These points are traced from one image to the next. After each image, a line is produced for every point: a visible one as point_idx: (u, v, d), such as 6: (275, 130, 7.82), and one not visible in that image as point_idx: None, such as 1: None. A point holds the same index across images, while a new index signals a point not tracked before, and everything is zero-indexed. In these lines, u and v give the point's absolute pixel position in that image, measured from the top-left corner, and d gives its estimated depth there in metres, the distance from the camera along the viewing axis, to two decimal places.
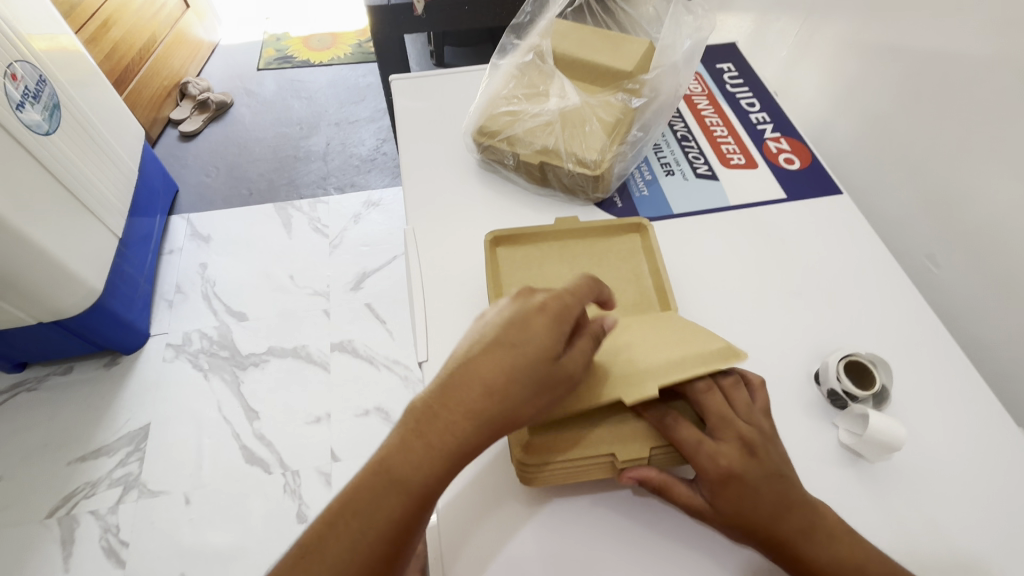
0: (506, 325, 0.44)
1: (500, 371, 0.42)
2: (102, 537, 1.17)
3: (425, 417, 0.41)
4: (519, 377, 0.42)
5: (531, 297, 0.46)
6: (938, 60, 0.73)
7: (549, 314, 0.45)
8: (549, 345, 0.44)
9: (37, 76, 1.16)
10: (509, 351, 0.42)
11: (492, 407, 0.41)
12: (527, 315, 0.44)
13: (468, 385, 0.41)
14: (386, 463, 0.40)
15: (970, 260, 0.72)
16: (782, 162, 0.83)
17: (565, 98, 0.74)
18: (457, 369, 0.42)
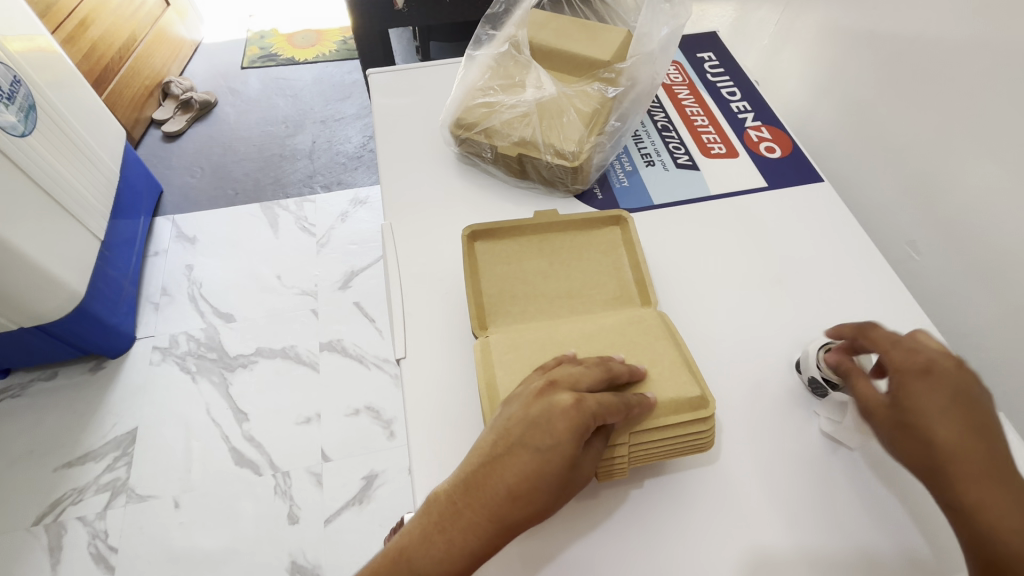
0: (527, 426, 0.45)
1: (520, 480, 0.44)
2: (91, 543, 1.15)
3: (450, 515, 0.45)
4: (538, 484, 0.44)
5: (554, 396, 0.46)
6: (919, 44, 0.73)
7: (574, 421, 0.44)
8: (569, 453, 0.44)
9: (11, 76, 1.14)
10: (529, 459, 0.44)
11: (513, 513, 0.44)
12: (549, 418, 0.44)
13: (490, 490, 0.44)
14: (409, 553, 0.44)
15: (952, 246, 0.72)
16: (764, 151, 0.82)
17: (542, 89, 0.73)
18: (483, 472, 0.45)
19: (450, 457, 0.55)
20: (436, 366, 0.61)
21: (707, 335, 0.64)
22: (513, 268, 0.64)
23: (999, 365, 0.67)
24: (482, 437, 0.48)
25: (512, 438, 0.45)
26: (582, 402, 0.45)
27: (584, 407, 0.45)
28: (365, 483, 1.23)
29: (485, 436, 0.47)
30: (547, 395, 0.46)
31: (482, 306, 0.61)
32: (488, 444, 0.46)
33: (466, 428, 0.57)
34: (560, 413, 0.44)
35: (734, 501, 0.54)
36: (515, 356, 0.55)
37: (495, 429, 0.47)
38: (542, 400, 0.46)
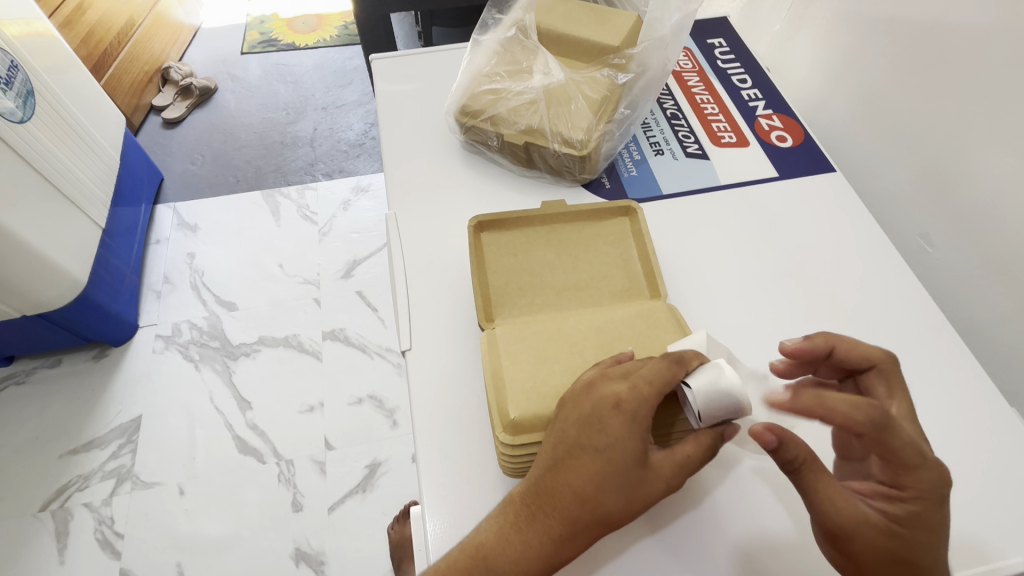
0: (584, 423, 0.45)
1: (584, 481, 0.44)
2: (97, 529, 1.16)
3: (525, 518, 0.45)
4: (608, 485, 0.44)
5: (603, 388, 0.46)
6: (936, 31, 0.71)
7: (627, 414, 0.44)
8: (630, 449, 0.44)
9: (8, 61, 1.12)
10: (592, 459, 0.44)
11: (584, 515, 0.44)
12: (604, 415, 0.45)
13: (557, 491, 0.45)
14: (486, 550, 0.45)
15: (966, 239, 0.70)
16: (774, 140, 0.81)
17: (550, 75, 0.71)
18: (548, 473, 0.45)
19: (453, 445, 0.55)
20: (441, 358, 0.60)
21: (716, 328, 0.63)
22: (521, 258, 0.63)
23: (1010, 359, 0.66)
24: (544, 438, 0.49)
25: (569, 438, 0.45)
26: (633, 391, 0.44)
27: (635, 397, 0.44)
28: (368, 471, 1.23)
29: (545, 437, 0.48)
30: (596, 388, 0.46)
31: (489, 297, 0.60)
32: (550, 447, 0.46)
33: (472, 419, 0.56)
34: (613, 408, 0.44)
35: (737, 495, 0.54)
36: (521, 345, 0.54)
37: (553, 429, 0.47)
38: (593, 394, 0.46)
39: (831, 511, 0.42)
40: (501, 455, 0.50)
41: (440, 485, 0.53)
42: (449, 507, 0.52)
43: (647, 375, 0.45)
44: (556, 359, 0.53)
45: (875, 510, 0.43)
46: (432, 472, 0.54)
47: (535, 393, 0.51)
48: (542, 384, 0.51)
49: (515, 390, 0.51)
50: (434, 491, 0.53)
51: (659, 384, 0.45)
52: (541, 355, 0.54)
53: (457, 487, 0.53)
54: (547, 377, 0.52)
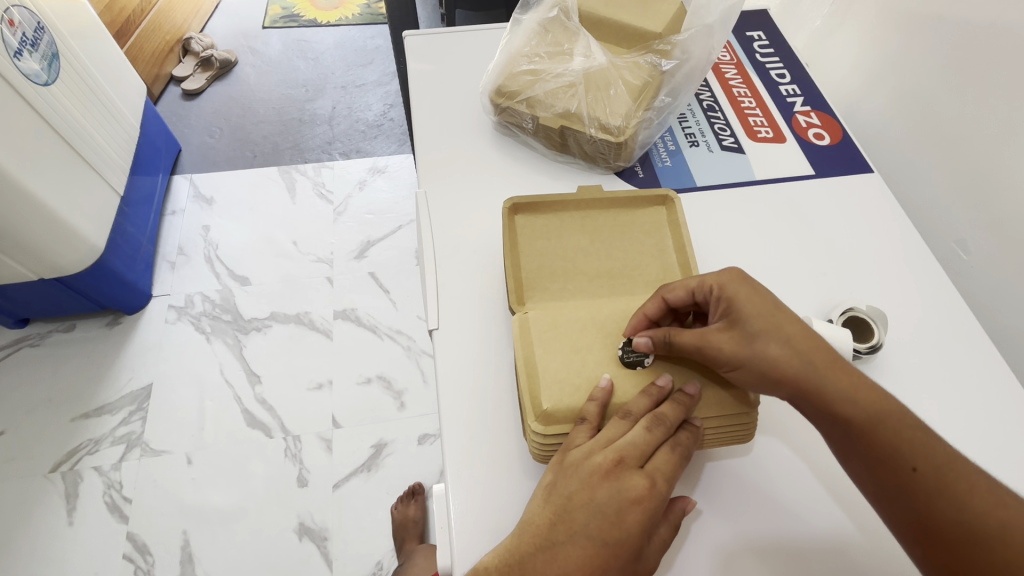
0: (596, 515, 0.45)
1: (586, 565, 0.44)
2: (105, 493, 1.18)
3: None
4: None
5: (623, 478, 0.46)
6: (988, 33, 0.69)
7: (643, 511, 0.45)
8: (636, 544, 0.44)
9: (35, 22, 1.11)
10: (596, 547, 0.44)
11: None
12: (620, 506, 0.45)
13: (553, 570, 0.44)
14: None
15: (1004, 248, 0.69)
16: (812, 137, 0.79)
17: (590, 58, 0.70)
18: (546, 553, 0.44)
19: (479, 424, 0.55)
20: (469, 339, 0.60)
21: None
22: (554, 245, 0.62)
23: None
24: (535, 509, 0.47)
25: (578, 523, 0.45)
26: (652, 486, 0.46)
27: (653, 497, 0.45)
28: (374, 451, 1.24)
29: (542, 512, 0.46)
30: (615, 476, 0.46)
31: (521, 281, 0.60)
32: (547, 526, 0.45)
33: (496, 401, 0.56)
34: (632, 502, 0.45)
35: (763, 485, 0.55)
36: (553, 333, 0.54)
37: (555, 506, 0.46)
38: (610, 484, 0.45)
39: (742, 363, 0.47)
40: (532, 440, 0.51)
41: (463, 462, 0.53)
42: (471, 482, 0.52)
43: (662, 470, 0.46)
44: (587, 350, 0.53)
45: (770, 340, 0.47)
46: (456, 449, 0.54)
47: (568, 383, 0.51)
48: (572, 375, 0.51)
49: (547, 378, 0.51)
50: (457, 466, 0.53)
51: (673, 482, 0.46)
52: (571, 344, 0.53)
53: (484, 464, 0.53)
54: (579, 368, 0.52)
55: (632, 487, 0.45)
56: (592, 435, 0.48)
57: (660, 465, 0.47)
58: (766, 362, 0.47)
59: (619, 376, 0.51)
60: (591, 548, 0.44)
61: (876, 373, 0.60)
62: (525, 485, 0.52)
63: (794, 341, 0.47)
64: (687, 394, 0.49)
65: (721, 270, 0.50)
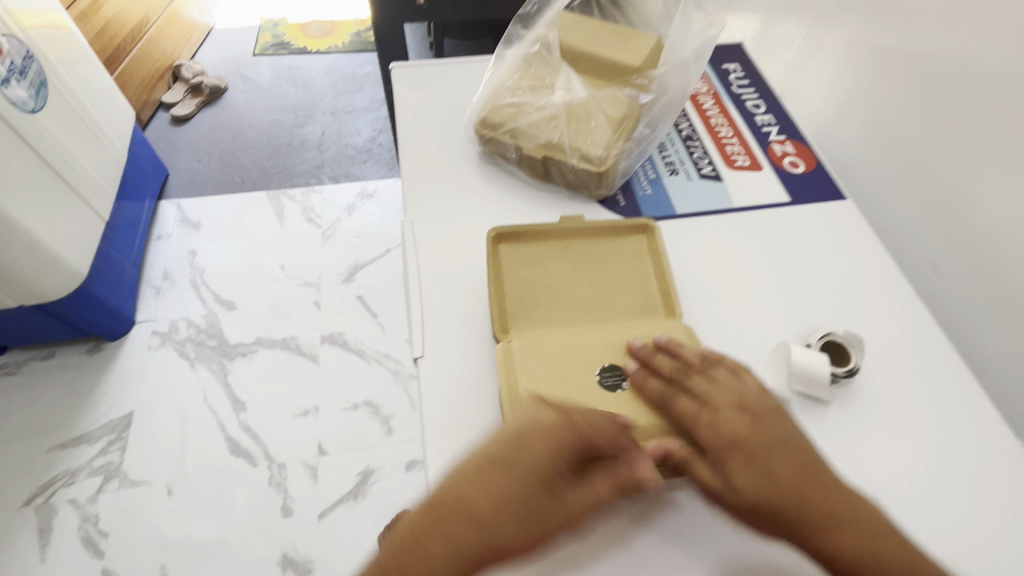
0: (518, 443, 0.45)
1: (539, 501, 0.44)
2: (81, 527, 1.14)
3: (471, 521, 0.42)
4: (527, 500, 0.43)
5: (542, 413, 0.47)
6: (949, 68, 0.72)
7: (562, 436, 0.46)
8: (557, 463, 0.45)
9: (24, 51, 1.12)
10: (519, 474, 0.44)
11: (501, 532, 0.42)
12: (540, 433, 0.46)
13: (511, 504, 0.43)
14: (433, 557, 0.41)
15: (974, 272, 0.71)
16: (787, 165, 0.82)
17: (572, 92, 0.73)
18: (500, 481, 0.44)
19: (463, 454, 0.55)
20: (453, 367, 0.60)
21: (728, 348, 0.63)
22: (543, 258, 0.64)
23: (1018, 393, 0.66)
24: (486, 447, 0.46)
25: (529, 450, 0.45)
26: (569, 416, 0.47)
27: (594, 435, 0.47)
28: (361, 477, 1.22)
29: (498, 448, 0.45)
30: (563, 412, 0.47)
31: (505, 310, 0.60)
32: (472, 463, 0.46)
33: (480, 430, 0.56)
34: (552, 430, 0.46)
35: None
36: (537, 361, 0.55)
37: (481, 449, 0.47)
38: (530, 419, 0.47)
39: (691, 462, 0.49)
40: None
41: None
42: None
43: (582, 411, 0.48)
44: (569, 378, 0.53)
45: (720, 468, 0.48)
46: (438, 479, 0.53)
47: None
48: (553, 402, 0.52)
49: None
50: None
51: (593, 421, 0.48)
52: (553, 372, 0.54)
53: None
54: (562, 396, 0.52)
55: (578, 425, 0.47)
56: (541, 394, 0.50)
57: (592, 416, 0.49)
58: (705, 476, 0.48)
59: (601, 403, 0.52)
60: (515, 475, 0.44)
61: (856, 397, 0.61)
62: None
63: (746, 479, 0.47)
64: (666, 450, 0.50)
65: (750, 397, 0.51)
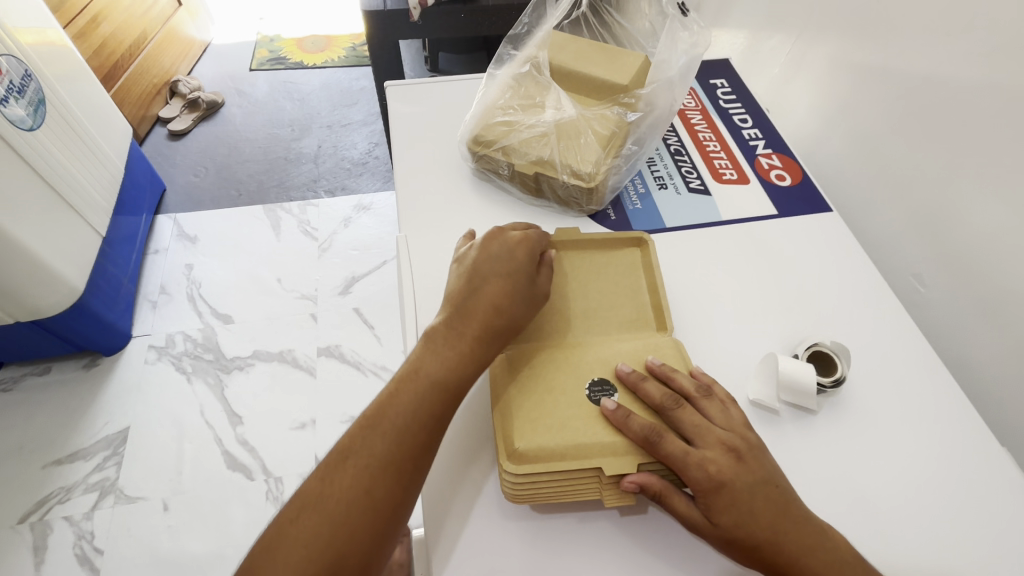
0: (496, 259, 0.58)
1: (502, 298, 0.55)
2: (76, 545, 1.13)
3: (453, 336, 0.53)
4: (518, 296, 0.56)
5: (506, 237, 0.60)
6: (927, 83, 0.75)
7: (526, 248, 0.59)
8: (529, 268, 0.58)
9: (23, 70, 1.14)
10: (504, 278, 0.57)
11: (501, 322, 0.55)
12: (512, 248, 0.59)
13: (480, 310, 0.54)
14: (424, 371, 0.51)
15: (956, 282, 0.73)
16: (774, 179, 0.84)
17: (561, 111, 0.74)
18: (469, 298, 0.55)
19: (458, 467, 0.56)
20: None
21: (718, 360, 0.65)
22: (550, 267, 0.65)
23: (1003, 399, 0.68)
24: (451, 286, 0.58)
25: (486, 271, 0.57)
26: (528, 237, 0.61)
27: (531, 238, 0.61)
28: None
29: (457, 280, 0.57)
30: (500, 236, 0.60)
31: None
32: (458, 289, 0.57)
33: (475, 443, 0.57)
34: (518, 245, 0.59)
35: None
36: (530, 374, 0.56)
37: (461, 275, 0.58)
38: (499, 241, 0.60)
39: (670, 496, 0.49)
40: (504, 480, 0.51)
41: (439, 505, 0.53)
42: (448, 526, 0.52)
43: (533, 232, 0.62)
44: (559, 390, 0.55)
45: (699, 504, 0.48)
46: (433, 491, 0.54)
47: (539, 422, 0.53)
48: (542, 414, 0.53)
49: (519, 418, 0.53)
50: (433, 510, 0.53)
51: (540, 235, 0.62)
52: (544, 385, 0.55)
53: (462, 508, 0.53)
54: (552, 408, 0.54)
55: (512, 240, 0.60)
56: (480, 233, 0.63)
57: (521, 237, 0.60)
58: (683, 509, 0.48)
59: (590, 416, 0.53)
60: (504, 280, 0.56)
61: (843, 406, 0.62)
62: (503, 526, 0.53)
63: (724, 518, 0.47)
64: (649, 479, 0.49)
65: (737, 438, 0.50)
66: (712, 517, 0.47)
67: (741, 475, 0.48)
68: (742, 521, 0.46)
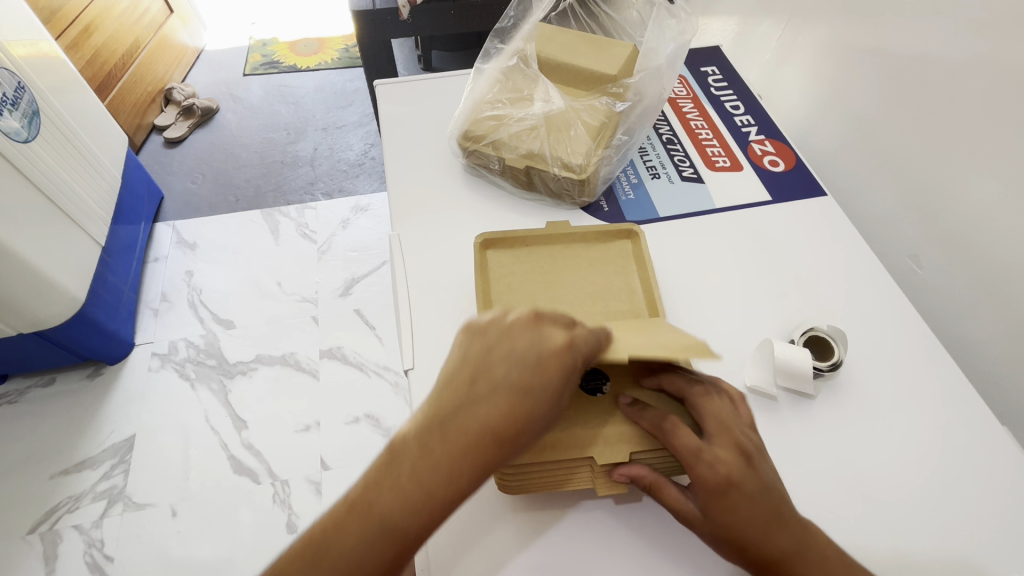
0: (517, 365, 0.41)
1: (506, 426, 0.40)
2: (86, 553, 1.14)
3: (427, 464, 0.38)
4: (530, 426, 0.41)
5: (541, 332, 0.43)
6: (918, 62, 0.74)
7: (564, 359, 0.42)
8: (558, 389, 0.42)
9: (15, 82, 1.14)
10: (519, 398, 0.40)
11: (497, 456, 0.40)
12: (541, 355, 0.42)
13: (471, 436, 0.39)
14: (379, 509, 0.37)
15: (953, 261, 0.72)
16: (767, 165, 0.83)
17: (550, 102, 0.74)
18: (465, 411, 0.40)
19: None
20: None
21: (714, 348, 0.65)
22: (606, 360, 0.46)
23: (1004, 379, 0.67)
24: (450, 376, 0.43)
25: (501, 373, 0.41)
26: (572, 340, 0.43)
27: (576, 348, 0.43)
28: None
29: (460, 373, 0.42)
30: (538, 326, 0.43)
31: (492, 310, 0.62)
32: (460, 385, 0.41)
33: None
34: (553, 352, 0.42)
35: None
36: None
37: (470, 366, 0.42)
38: (529, 337, 0.42)
39: (665, 490, 0.49)
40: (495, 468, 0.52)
41: None
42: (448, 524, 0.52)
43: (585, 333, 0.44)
44: None
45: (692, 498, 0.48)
46: None
47: None
48: None
49: None
50: None
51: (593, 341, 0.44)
52: None
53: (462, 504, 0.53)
54: None
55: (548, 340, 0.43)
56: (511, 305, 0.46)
57: (562, 341, 0.42)
58: (675, 502, 0.49)
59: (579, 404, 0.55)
60: (516, 402, 0.40)
61: (842, 391, 0.62)
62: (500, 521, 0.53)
63: (718, 517, 0.45)
64: (642, 470, 0.51)
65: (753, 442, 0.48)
66: (704, 516, 0.46)
67: (748, 480, 0.46)
68: (736, 524, 0.45)
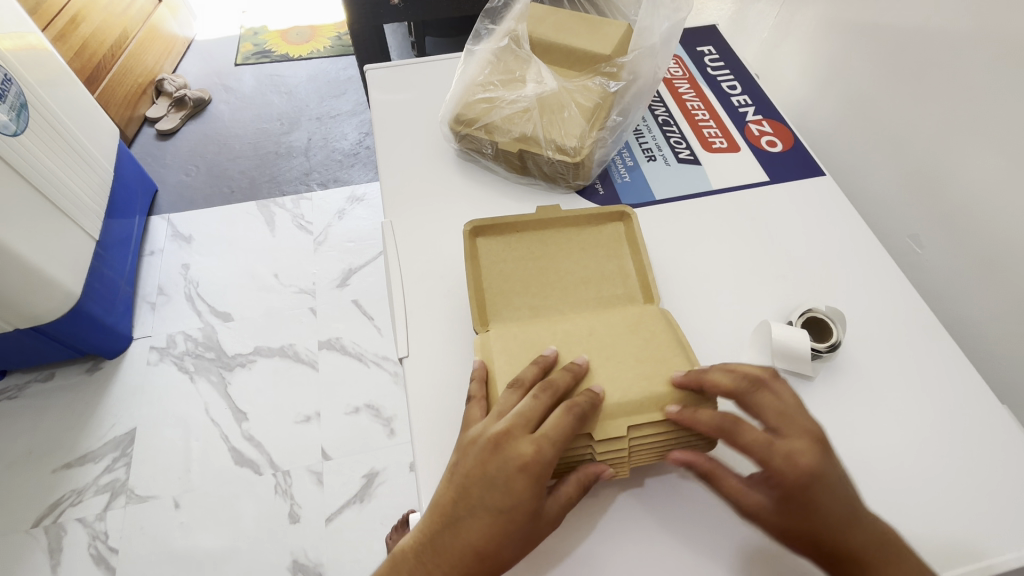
0: (489, 487, 0.45)
1: (484, 544, 0.45)
2: (91, 545, 1.15)
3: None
4: (508, 541, 0.45)
5: (510, 447, 0.46)
6: (919, 38, 0.73)
7: (530, 476, 0.45)
8: (532, 506, 0.45)
9: (2, 74, 1.12)
10: (494, 516, 0.45)
11: (481, 569, 0.45)
12: (509, 476, 0.45)
13: (454, 556, 0.45)
14: None
15: (954, 240, 0.72)
16: (765, 145, 0.82)
17: (542, 83, 0.72)
18: (449, 530, 0.46)
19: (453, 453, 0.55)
20: (438, 365, 0.60)
21: (712, 331, 0.64)
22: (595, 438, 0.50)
23: (1004, 358, 0.67)
24: (440, 490, 0.48)
25: (475, 497, 0.46)
26: (539, 450, 0.46)
27: (541, 461, 0.45)
28: (366, 480, 1.23)
29: (445, 493, 0.47)
30: (504, 447, 0.46)
31: (484, 301, 0.62)
32: (446, 502, 0.47)
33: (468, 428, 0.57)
34: (520, 469, 0.45)
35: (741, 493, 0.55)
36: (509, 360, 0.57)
37: (454, 484, 0.47)
38: (499, 455, 0.46)
39: (734, 483, 0.48)
40: None
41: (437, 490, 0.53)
42: None
43: (550, 433, 0.46)
44: None
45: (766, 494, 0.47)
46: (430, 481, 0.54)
47: None
48: None
49: None
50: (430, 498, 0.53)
51: (561, 441, 0.46)
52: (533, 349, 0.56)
53: None
54: None
55: (518, 453, 0.46)
56: (492, 415, 0.49)
57: (530, 452, 0.46)
58: (745, 497, 0.47)
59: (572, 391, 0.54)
60: (489, 523, 0.45)
61: (841, 373, 0.61)
62: None
63: (799, 514, 0.45)
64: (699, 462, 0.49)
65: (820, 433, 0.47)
66: (784, 512, 0.46)
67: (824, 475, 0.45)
68: (817, 520, 0.45)
